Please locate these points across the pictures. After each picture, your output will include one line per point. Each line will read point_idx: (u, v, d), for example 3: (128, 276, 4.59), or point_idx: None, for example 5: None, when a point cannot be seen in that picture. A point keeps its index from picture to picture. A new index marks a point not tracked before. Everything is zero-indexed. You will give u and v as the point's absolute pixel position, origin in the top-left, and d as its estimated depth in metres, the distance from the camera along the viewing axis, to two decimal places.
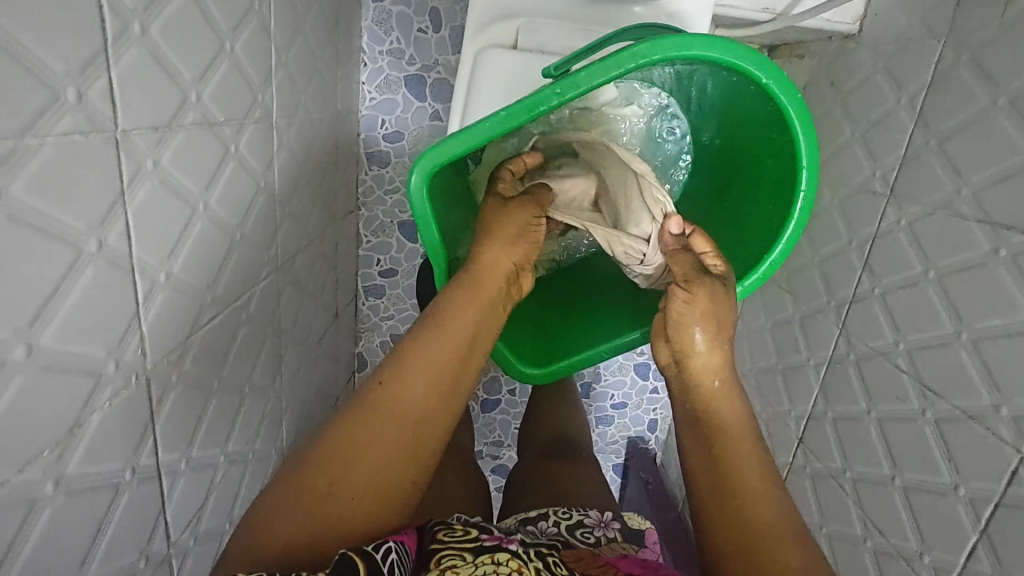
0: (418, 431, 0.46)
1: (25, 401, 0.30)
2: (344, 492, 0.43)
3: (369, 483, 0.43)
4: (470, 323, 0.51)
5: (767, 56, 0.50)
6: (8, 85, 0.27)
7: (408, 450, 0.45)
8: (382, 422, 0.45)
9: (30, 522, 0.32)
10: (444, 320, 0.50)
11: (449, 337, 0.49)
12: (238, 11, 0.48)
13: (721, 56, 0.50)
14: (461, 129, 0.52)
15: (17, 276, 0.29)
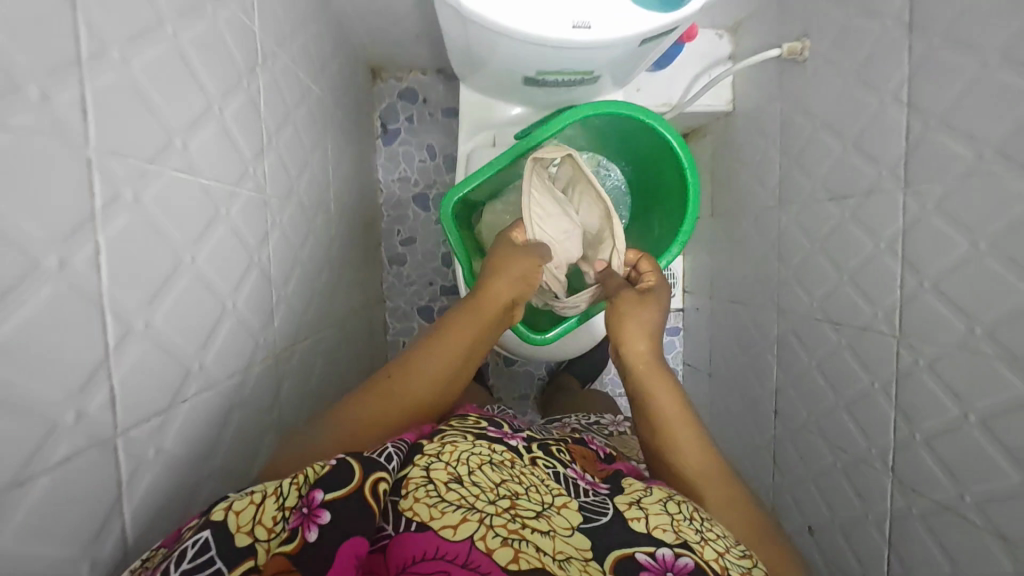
0: (408, 405, 0.53)
1: (234, 341, 0.49)
2: (363, 419, 0.50)
3: (386, 421, 0.51)
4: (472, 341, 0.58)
5: (652, 108, 0.74)
6: (235, 160, 0.50)
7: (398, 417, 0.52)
8: (391, 395, 0.52)
9: (228, 426, 0.49)
10: (450, 335, 0.57)
11: (454, 348, 0.57)
12: (309, 141, 0.75)
13: (624, 110, 0.74)
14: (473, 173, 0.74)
15: (234, 262, 0.50)
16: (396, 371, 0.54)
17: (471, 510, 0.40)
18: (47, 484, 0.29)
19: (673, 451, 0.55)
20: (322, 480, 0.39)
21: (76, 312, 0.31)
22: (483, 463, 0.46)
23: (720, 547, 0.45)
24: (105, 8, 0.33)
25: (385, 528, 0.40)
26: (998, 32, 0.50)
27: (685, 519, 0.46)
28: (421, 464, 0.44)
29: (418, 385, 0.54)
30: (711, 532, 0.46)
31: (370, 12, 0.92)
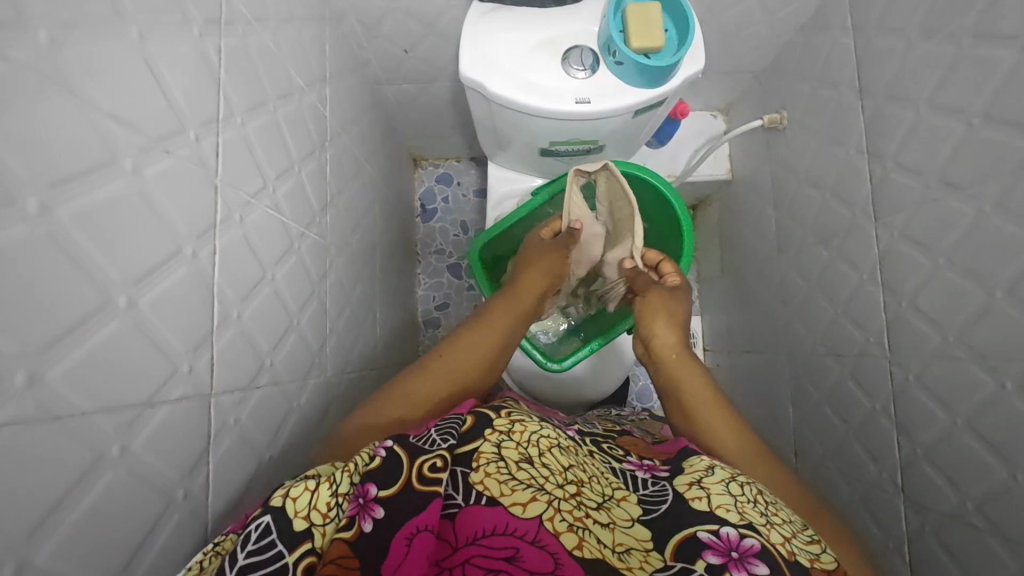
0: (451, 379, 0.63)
1: (296, 350, 0.59)
2: (416, 392, 0.60)
3: (443, 389, 0.62)
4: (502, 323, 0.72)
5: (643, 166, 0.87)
6: (306, 208, 0.64)
7: (442, 393, 0.62)
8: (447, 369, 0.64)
9: (288, 420, 0.57)
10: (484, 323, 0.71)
11: (486, 331, 0.70)
12: (361, 205, 0.89)
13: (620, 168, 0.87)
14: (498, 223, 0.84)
15: (299, 287, 0.61)
16: (449, 349, 0.67)
17: (541, 490, 0.45)
18: (165, 413, 0.37)
19: (728, 438, 0.60)
20: (375, 474, 0.43)
21: (199, 291, 0.41)
22: (550, 447, 0.52)
23: (787, 532, 0.46)
24: (235, 87, 0.48)
25: (452, 498, 0.45)
26: (925, 85, 0.60)
27: (749, 501, 0.48)
28: (492, 439, 0.49)
29: (459, 362, 0.65)
30: (777, 516, 0.48)
31: (414, 109, 1.11)
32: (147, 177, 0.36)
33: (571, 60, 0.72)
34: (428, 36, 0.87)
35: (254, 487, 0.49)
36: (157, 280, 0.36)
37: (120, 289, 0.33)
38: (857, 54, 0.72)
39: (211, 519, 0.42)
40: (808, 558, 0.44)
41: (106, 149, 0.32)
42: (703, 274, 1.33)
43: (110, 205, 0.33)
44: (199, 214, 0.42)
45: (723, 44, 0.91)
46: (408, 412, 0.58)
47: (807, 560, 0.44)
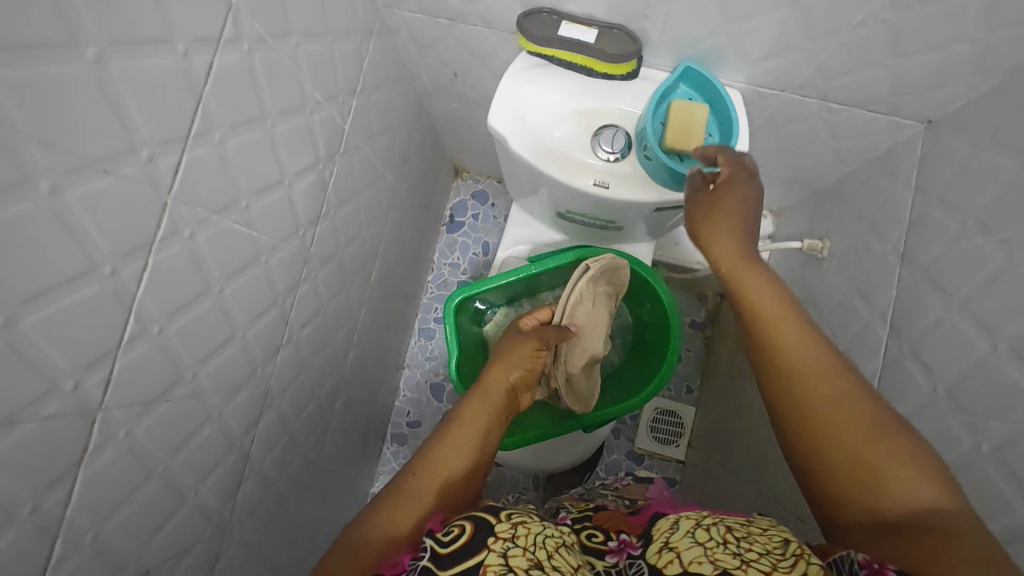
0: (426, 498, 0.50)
1: (232, 361, 0.58)
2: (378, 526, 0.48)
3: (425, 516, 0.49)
4: (484, 416, 0.59)
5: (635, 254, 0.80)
6: (288, 225, 0.63)
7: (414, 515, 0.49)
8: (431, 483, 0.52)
9: (201, 430, 0.56)
10: (463, 419, 0.57)
11: (466, 427, 0.57)
12: (369, 215, 0.88)
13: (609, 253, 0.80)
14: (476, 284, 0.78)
15: (254, 300, 0.60)
16: (422, 458, 0.54)
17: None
18: (27, 432, 0.36)
19: (808, 370, 0.48)
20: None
21: (109, 310, 0.40)
22: (557, 548, 0.45)
23: (765, 566, 0.39)
24: (220, 105, 0.46)
25: None
26: (965, 282, 0.53)
27: (719, 545, 0.43)
28: (496, 549, 0.42)
29: (432, 478, 0.52)
30: (751, 551, 0.41)
31: (460, 127, 1.09)
32: (68, 198, 0.35)
33: (602, 139, 0.68)
34: (479, 68, 0.84)
35: (138, 497, 0.49)
36: (52, 299, 0.36)
37: None
38: (911, 216, 0.65)
39: (64, 532, 0.41)
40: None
41: (16, 169, 0.31)
42: (710, 367, 1.27)
43: (7, 225, 0.32)
44: (132, 231, 0.41)
45: (782, 153, 0.85)
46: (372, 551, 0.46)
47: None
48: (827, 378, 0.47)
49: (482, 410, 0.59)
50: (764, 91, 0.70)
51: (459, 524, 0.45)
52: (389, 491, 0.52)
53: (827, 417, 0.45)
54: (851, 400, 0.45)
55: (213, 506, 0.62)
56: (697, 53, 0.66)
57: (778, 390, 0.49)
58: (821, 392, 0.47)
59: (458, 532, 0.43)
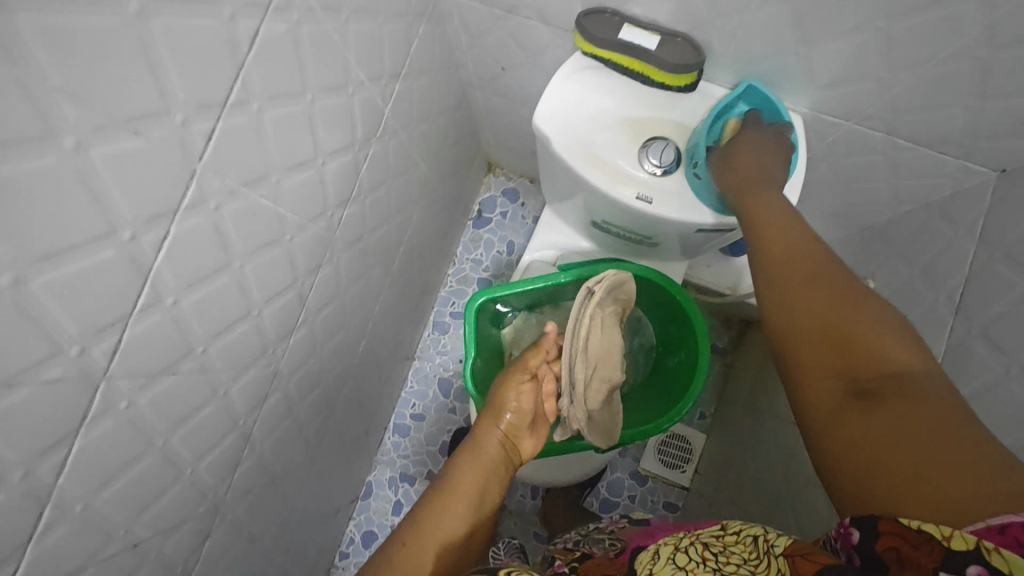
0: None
1: (245, 338, 0.56)
2: None
3: None
4: (479, 481, 0.53)
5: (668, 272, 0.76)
6: (317, 205, 0.61)
7: None
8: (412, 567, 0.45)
9: (206, 406, 0.54)
10: (453, 487, 0.52)
11: (458, 496, 0.51)
12: (398, 202, 0.85)
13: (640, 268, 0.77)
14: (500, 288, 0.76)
15: (274, 279, 0.58)
16: (411, 532, 0.48)
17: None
18: (27, 394, 0.34)
19: (798, 259, 0.49)
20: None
21: (123, 276, 0.38)
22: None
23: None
24: (262, 74, 0.44)
25: None
26: None
27: (698, 565, 0.39)
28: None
29: (424, 552, 0.46)
30: (731, 563, 0.39)
31: (500, 122, 1.06)
32: (94, 155, 0.33)
33: (650, 150, 0.65)
34: (528, 63, 0.82)
35: (134, 469, 0.47)
36: (66, 261, 0.34)
37: (3, 268, 0.30)
38: (971, 268, 0.61)
39: (55, 499, 0.40)
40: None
41: (42, 121, 0.29)
42: (727, 395, 1.22)
43: (27, 179, 0.30)
44: (156, 197, 0.39)
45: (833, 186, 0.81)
46: None
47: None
48: (812, 291, 0.46)
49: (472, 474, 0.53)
50: (824, 118, 0.66)
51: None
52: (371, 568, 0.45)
53: (816, 316, 0.45)
54: (839, 301, 0.44)
55: (209, 484, 0.60)
56: (761, 72, 0.63)
57: (770, 282, 0.49)
58: (808, 305, 0.45)
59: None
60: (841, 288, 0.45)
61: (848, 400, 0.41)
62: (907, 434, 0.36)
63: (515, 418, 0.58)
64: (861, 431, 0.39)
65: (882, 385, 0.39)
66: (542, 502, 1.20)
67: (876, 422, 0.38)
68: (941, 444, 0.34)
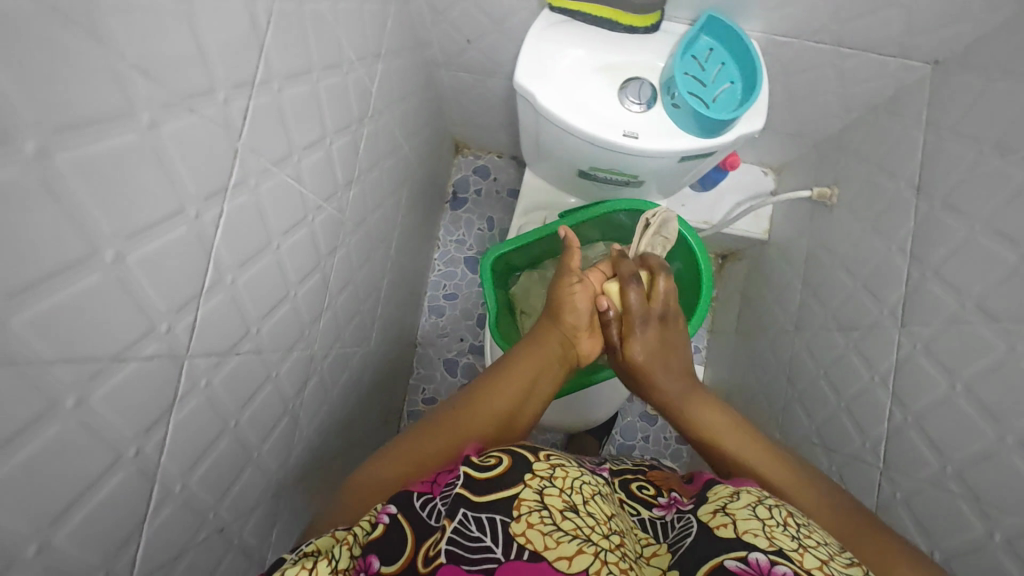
0: (463, 426, 0.55)
1: (287, 319, 0.59)
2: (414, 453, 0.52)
3: (455, 444, 0.53)
4: (533, 364, 0.63)
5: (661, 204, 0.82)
6: (329, 186, 0.63)
7: (448, 438, 0.53)
8: (471, 420, 0.55)
9: (263, 389, 0.56)
10: (510, 368, 0.62)
11: (513, 374, 0.61)
12: (389, 184, 0.88)
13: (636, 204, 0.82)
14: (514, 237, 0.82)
15: (303, 260, 0.60)
16: (464, 401, 0.58)
17: (588, 542, 0.38)
18: (133, 369, 0.36)
19: (730, 429, 0.60)
20: (378, 544, 0.39)
21: (193, 254, 0.40)
22: (594, 495, 0.44)
23: (822, 554, 0.39)
24: (279, 53, 0.47)
25: (492, 547, 0.37)
26: (985, 203, 0.58)
27: (778, 525, 0.41)
28: (533, 485, 0.41)
29: (477, 408, 0.57)
30: (809, 539, 0.41)
31: (466, 99, 1.09)
32: (163, 133, 0.35)
33: (628, 91, 0.70)
34: (493, 32, 0.85)
35: (213, 452, 0.49)
36: (151, 236, 0.36)
37: (108, 243, 0.32)
38: (923, 152, 0.69)
39: (159, 478, 0.42)
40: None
41: (124, 99, 0.31)
42: (716, 326, 1.30)
43: (117, 156, 0.32)
44: (211, 176, 0.41)
45: (789, 106, 0.89)
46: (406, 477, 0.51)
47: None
48: (761, 461, 0.56)
49: (530, 358, 0.63)
50: (776, 39, 0.73)
51: (495, 456, 0.44)
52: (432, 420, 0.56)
53: (779, 491, 0.53)
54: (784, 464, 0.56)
55: (271, 469, 0.62)
56: (720, 4, 0.68)
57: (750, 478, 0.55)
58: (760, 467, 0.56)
59: (495, 462, 0.43)
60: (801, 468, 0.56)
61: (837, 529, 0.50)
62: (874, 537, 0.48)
63: (578, 317, 0.66)
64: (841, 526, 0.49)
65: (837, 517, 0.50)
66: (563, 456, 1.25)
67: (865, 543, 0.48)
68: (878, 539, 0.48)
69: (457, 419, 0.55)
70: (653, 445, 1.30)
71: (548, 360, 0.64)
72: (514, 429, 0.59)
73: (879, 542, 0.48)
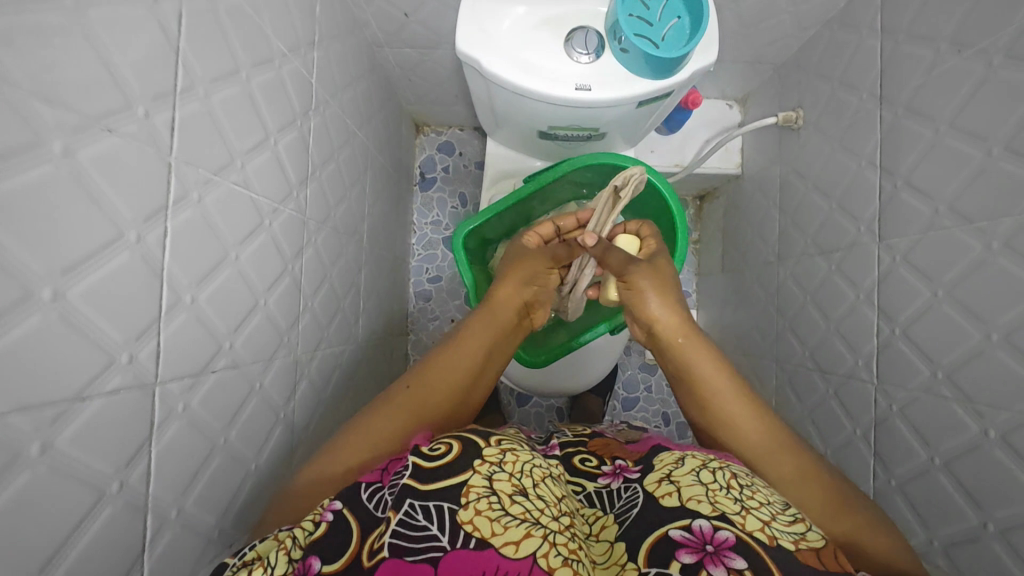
0: (418, 401, 0.56)
1: (261, 328, 0.58)
2: (370, 432, 0.52)
3: (410, 422, 0.54)
4: (487, 331, 0.63)
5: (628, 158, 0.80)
6: (282, 186, 0.61)
7: (401, 413, 0.54)
8: (417, 402, 0.56)
9: (248, 401, 0.55)
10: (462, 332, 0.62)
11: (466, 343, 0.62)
12: (350, 176, 0.86)
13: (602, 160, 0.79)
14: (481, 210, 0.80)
15: (266, 268, 0.58)
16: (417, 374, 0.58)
17: (536, 525, 0.40)
18: (98, 407, 0.35)
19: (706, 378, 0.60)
20: (318, 545, 0.40)
21: (143, 278, 0.39)
22: (544, 478, 0.46)
23: (765, 515, 0.42)
24: (197, 56, 0.44)
25: (437, 536, 0.39)
26: (948, 104, 0.57)
27: (721, 489, 0.45)
28: (483, 471, 0.44)
29: (430, 379, 0.58)
30: (752, 499, 0.44)
31: (416, 76, 1.06)
32: (81, 158, 0.33)
33: (575, 42, 0.68)
34: (430, 1, 0.82)
35: (206, 471, 0.48)
36: (91, 268, 0.34)
37: (43, 282, 0.31)
38: (882, 60, 0.67)
39: (151, 507, 0.41)
40: (792, 541, 0.40)
41: (29, 128, 0.30)
42: (702, 268, 1.29)
43: (32, 189, 0.30)
44: (147, 195, 0.39)
45: (743, 34, 0.86)
46: (365, 457, 0.51)
47: (792, 544, 0.40)
48: (742, 413, 0.56)
49: (481, 330, 0.63)
50: None
51: (446, 443, 0.47)
52: (380, 402, 0.56)
53: (769, 456, 0.54)
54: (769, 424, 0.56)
55: (275, 478, 0.62)
56: None
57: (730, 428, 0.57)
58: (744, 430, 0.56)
59: (444, 450, 0.45)
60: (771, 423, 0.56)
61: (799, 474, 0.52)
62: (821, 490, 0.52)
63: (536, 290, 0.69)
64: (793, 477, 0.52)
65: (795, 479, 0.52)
66: (569, 419, 1.26)
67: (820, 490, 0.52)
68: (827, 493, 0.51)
69: (409, 393, 0.56)
70: (657, 395, 1.32)
71: (501, 330, 0.65)
72: (466, 398, 0.60)
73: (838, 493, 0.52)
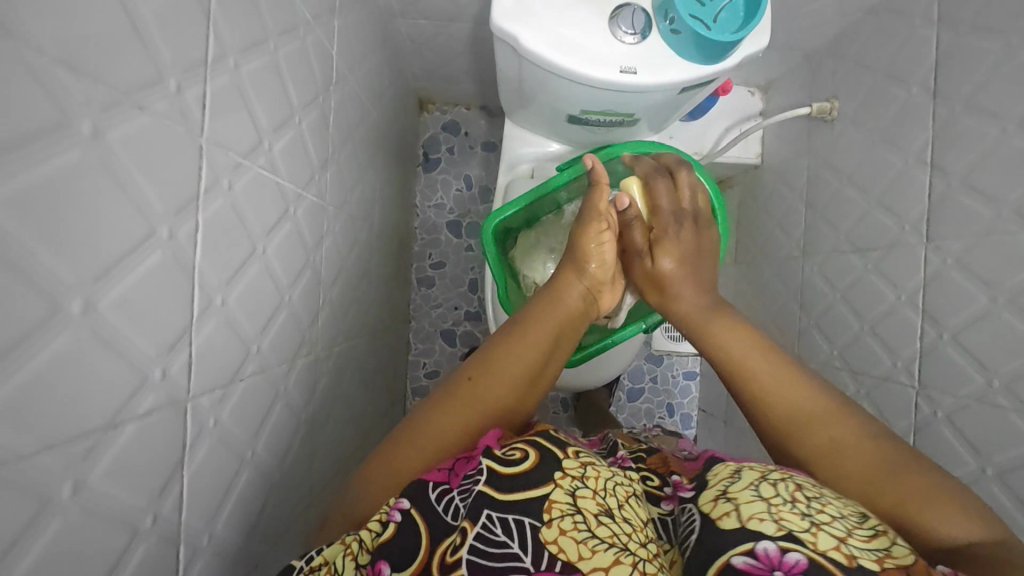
0: (480, 397, 0.50)
1: (286, 328, 0.52)
2: (428, 436, 0.47)
3: (476, 422, 0.49)
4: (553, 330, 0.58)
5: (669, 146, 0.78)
6: (305, 170, 0.55)
7: (464, 411, 0.49)
8: (476, 396, 0.50)
9: (274, 407, 0.51)
10: (524, 325, 0.57)
11: (528, 336, 0.56)
12: (365, 157, 0.80)
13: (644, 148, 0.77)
14: (520, 195, 0.76)
15: (289, 262, 0.52)
16: (477, 368, 0.52)
17: (625, 551, 0.37)
18: (132, 433, 0.31)
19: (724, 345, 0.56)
20: (390, 549, 0.37)
21: (175, 280, 0.34)
22: (627, 497, 0.43)
23: (839, 531, 0.38)
24: (227, 21, 0.38)
25: (521, 558, 0.36)
26: (1017, 103, 0.55)
27: (785, 503, 0.39)
28: (565, 485, 0.40)
29: (490, 372, 0.52)
30: (822, 513, 0.39)
31: (428, 49, 0.99)
32: (112, 142, 0.28)
33: (620, 21, 0.63)
34: None
35: (235, 489, 0.44)
36: (121, 274, 0.29)
37: (73, 293, 0.26)
38: (938, 53, 0.65)
39: (184, 537, 0.37)
40: (876, 561, 0.36)
41: (54, 105, 0.24)
42: None
43: (58, 179, 0.25)
44: (178, 183, 0.34)
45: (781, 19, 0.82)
46: (422, 463, 0.46)
47: (874, 563, 0.36)
48: (778, 382, 0.51)
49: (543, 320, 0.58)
50: None
51: (520, 448, 0.43)
52: (442, 396, 0.50)
53: (808, 422, 0.48)
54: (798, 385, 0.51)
55: (295, 485, 0.58)
56: None
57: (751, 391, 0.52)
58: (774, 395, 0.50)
59: (521, 456, 0.42)
60: (804, 384, 0.50)
61: (868, 439, 0.45)
62: (877, 469, 0.43)
63: (597, 270, 0.65)
64: (842, 454, 0.45)
65: (846, 446, 0.45)
66: (575, 410, 1.24)
67: (878, 469, 0.43)
68: (888, 468, 0.43)
69: (469, 388, 0.51)
70: (662, 385, 1.31)
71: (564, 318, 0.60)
72: (528, 395, 0.55)
73: (914, 478, 0.42)
